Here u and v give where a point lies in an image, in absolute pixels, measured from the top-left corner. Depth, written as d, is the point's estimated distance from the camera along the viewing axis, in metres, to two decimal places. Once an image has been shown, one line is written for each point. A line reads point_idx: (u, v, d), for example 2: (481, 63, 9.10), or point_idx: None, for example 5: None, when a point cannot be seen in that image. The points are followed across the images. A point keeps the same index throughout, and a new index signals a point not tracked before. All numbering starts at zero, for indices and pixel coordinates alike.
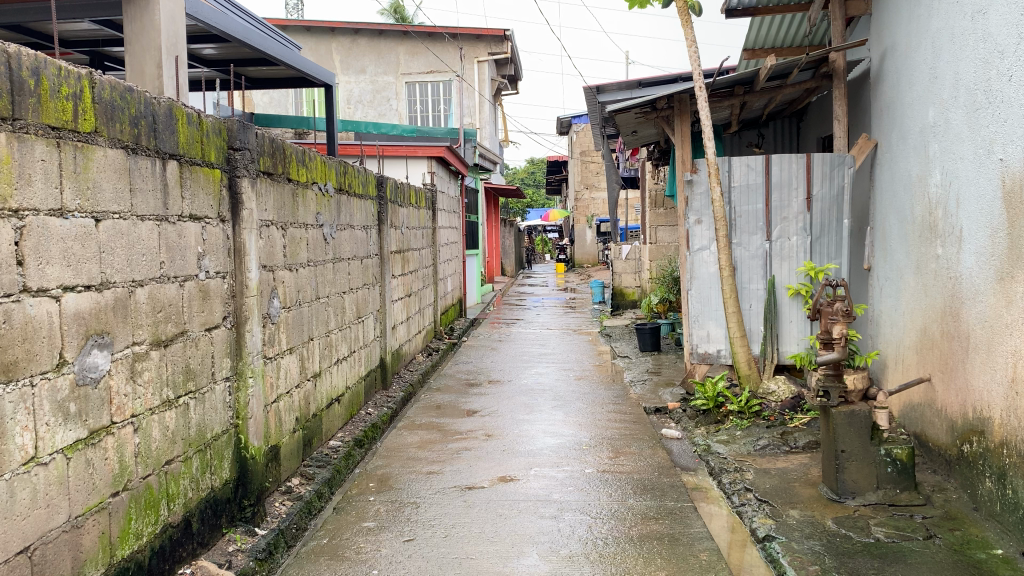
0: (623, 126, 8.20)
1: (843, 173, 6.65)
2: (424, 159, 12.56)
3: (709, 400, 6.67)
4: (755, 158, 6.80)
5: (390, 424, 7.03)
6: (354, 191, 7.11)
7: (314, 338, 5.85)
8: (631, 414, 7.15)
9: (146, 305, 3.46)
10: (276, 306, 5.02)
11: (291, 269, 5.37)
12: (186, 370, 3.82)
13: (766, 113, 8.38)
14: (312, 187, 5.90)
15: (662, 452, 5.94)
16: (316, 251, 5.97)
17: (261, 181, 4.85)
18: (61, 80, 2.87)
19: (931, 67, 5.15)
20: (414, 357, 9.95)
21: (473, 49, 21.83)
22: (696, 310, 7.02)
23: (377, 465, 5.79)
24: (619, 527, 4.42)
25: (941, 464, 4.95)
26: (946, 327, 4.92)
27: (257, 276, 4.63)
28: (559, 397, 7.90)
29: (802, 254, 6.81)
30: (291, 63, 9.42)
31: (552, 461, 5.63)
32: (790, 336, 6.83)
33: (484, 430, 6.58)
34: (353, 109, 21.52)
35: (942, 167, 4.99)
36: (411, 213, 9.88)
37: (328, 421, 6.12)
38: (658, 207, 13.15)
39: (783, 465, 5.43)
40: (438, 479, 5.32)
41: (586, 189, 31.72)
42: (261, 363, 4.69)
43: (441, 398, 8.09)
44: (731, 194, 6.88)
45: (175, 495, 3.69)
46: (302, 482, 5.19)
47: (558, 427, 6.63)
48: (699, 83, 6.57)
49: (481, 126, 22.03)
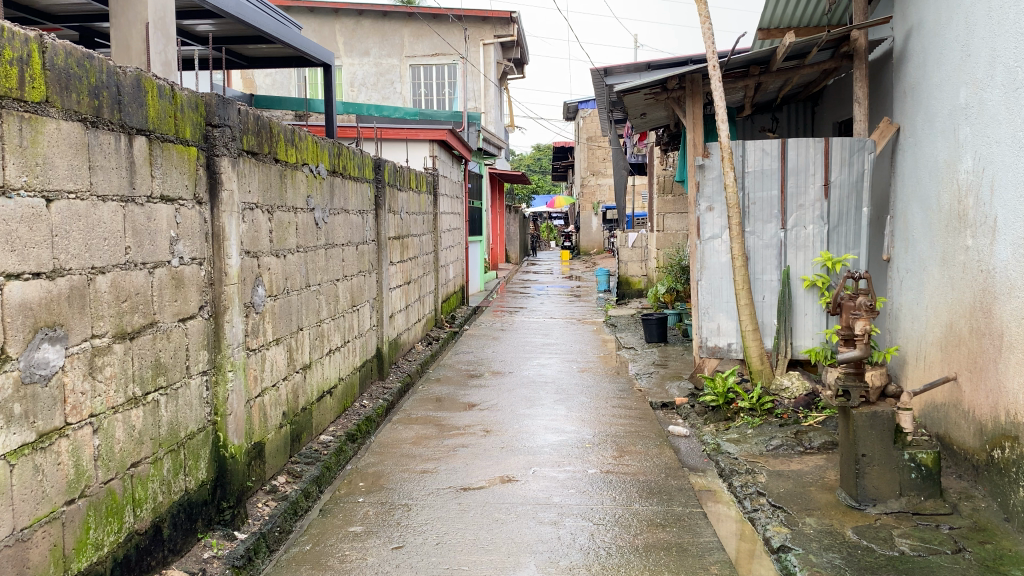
0: (632, 108, 7.84)
1: (863, 158, 6.28)
2: (426, 142, 12.21)
3: (719, 396, 6.33)
4: (771, 142, 6.46)
5: (386, 417, 6.75)
6: (350, 174, 6.81)
7: (304, 328, 5.56)
8: (637, 409, 6.85)
9: (109, 294, 3.17)
10: (261, 295, 4.72)
11: (278, 255, 5.08)
12: (155, 364, 3.53)
13: (781, 95, 8.04)
14: (303, 169, 5.59)
15: (669, 451, 5.64)
16: (306, 236, 5.66)
17: (245, 160, 4.54)
18: (5, 42, 2.56)
19: (964, 45, 4.80)
20: (414, 346, 9.66)
21: (478, 31, 21.40)
22: (706, 302, 6.69)
23: (369, 462, 5.49)
24: (624, 536, 4.12)
25: (968, 469, 4.64)
26: (975, 323, 4.61)
27: (238, 263, 4.32)
28: (562, 391, 7.59)
29: (819, 243, 6.48)
30: (289, 41, 9.11)
31: (553, 461, 5.34)
32: (804, 330, 6.49)
33: (482, 426, 6.28)
34: (357, 92, 21.23)
35: (974, 151, 4.66)
36: (411, 197, 9.56)
37: (319, 415, 5.84)
38: (666, 194, 12.83)
39: (798, 468, 5.12)
40: (432, 479, 5.02)
41: (591, 175, 31.37)
42: (242, 355, 4.39)
43: (439, 390, 7.80)
44: (744, 179, 6.55)
45: (142, 501, 3.40)
46: (289, 480, 4.92)
47: (561, 423, 6.33)
48: (713, 61, 6.22)
49: (486, 110, 21.67)
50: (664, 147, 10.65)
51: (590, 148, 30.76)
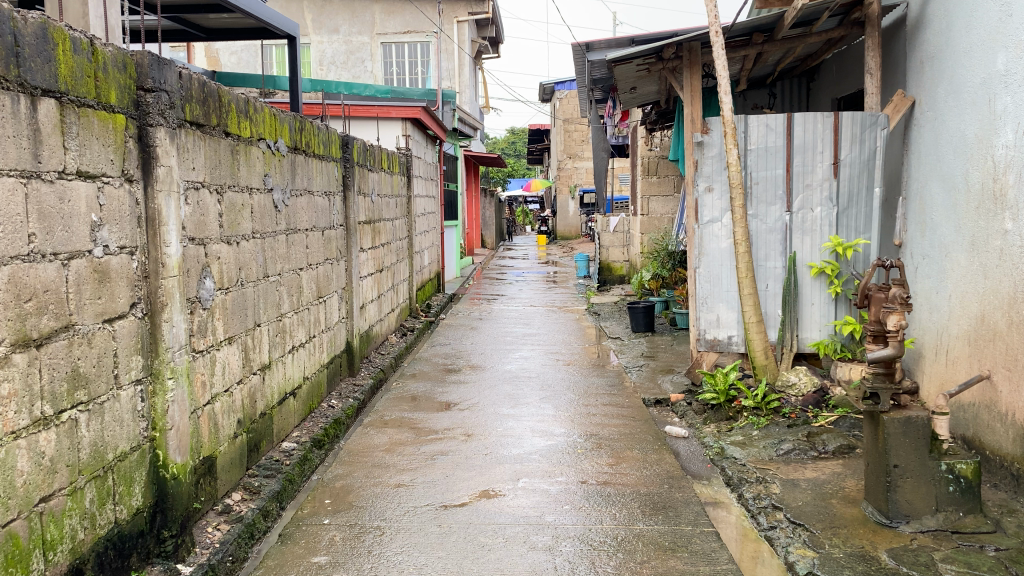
0: (621, 80, 7.29)
1: (875, 134, 5.80)
2: (399, 121, 11.54)
3: (720, 394, 5.80)
4: (775, 117, 5.93)
5: (356, 419, 6.18)
6: (314, 151, 6.19)
7: (262, 324, 4.97)
8: (629, 406, 6.34)
9: (5, 293, 2.56)
10: (209, 288, 4.12)
11: (230, 242, 4.47)
12: (72, 376, 2.92)
13: (780, 68, 7.53)
14: (258, 144, 4.97)
15: (669, 457, 5.11)
16: (264, 220, 5.05)
17: (188, 132, 3.92)
18: None
19: (1003, 4, 4.30)
20: (387, 338, 9.07)
21: (452, 8, 20.64)
22: (705, 291, 6.16)
23: (337, 474, 4.90)
24: (629, 564, 3.59)
25: (1006, 479, 4.17)
26: (1015, 316, 4.13)
27: (178, 252, 3.70)
28: (547, 387, 7.05)
29: (827, 227, 5.97)
30: (253, 11, 8.32)
31: (542, 470, 4.79)
32: (811, 321, 5.99)
33: (462, 428, 5.72)
34: (327, 70, 20.49)
35: (1015, 123, 4.17)
36: (383, 178, 8.93)
37: (281, 420, 5.25)
38: (650, 175, 12.31)
39: (813, 476, 4.63)
40: (407, 495, 4.45)
41: (568, 158, 30.52)
42: (186, 359, 3.78)
43: (415, 388, 7.21)
44: (747, 157, 6.00)
45: (56, 543, 2.80)
46: (245, 497, 4.36)
47: (548, 425, 5.78)
48: (715, 26, 5.65)
49: (461, 90, 21.00)
50: (651, 125, 10.09)
51: (566, 130, 30.11)
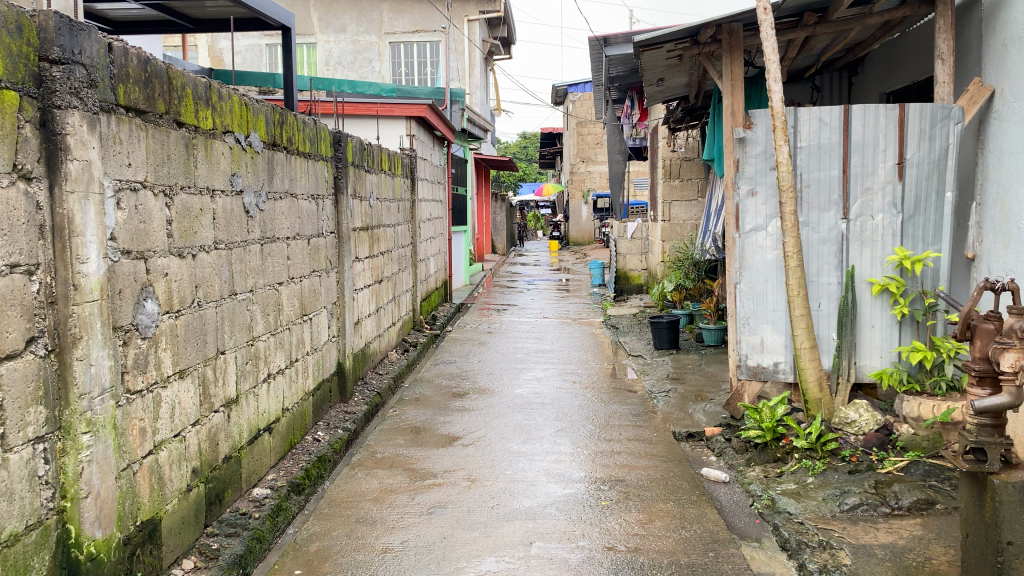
0: (649, 70, 6.49)
1: (947, 129, 4.97)
2: (402, 119, 10.77)
3: (766, 431, 4.98)
4: (830, 109, 5.12)
5: (344, 454, 5.39)
6: (298, 148, 5.41)
7: (227, 350, 4.17)
8: (658, 442, 5.52)
9: None
10: (150, 313, 3.35)
11: (183, 255, 3.69)
12: None
13: (824, 58, 6.72)
14: (225, 138, 4.19)
15: (712, 512, 4.29)
16: (230, 228, 4.26)
17: (123, 120, 3.15)
18: None
19: None
20: (387, 355, 8.28)
21: (462, 7, 19.86)
22: (747, 311, 5.35)
23: (314, 533, 4.11)
24: None
25: None
26: None
27: (101, 270, 2.92)
28: (563, 416, 6.23)
29: (890, 238, 5.14)
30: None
31: (560, 531, 3.99)
32: (871, 347, 5.18)
33: (465, 472, 4.91)
34: (333, 71, 19.81)
35: None
36: (382, 180, 8.14)
37: (252, 462, 4.45)
38: (672, 178, 11.52)
39: (889, 541, 3.80)
40: (394, 565, 3.64)
41: (581, 162, 29.67)
42: (112, 407, 2.99)
43: (414, 416, 6.41)
44: (797, 156, 5.19)
45: None
46: (199, 564, 3.57)
47: (565, 468, 4.97)
48: (762, 3, 4.83)
49: (472, 91, 20.21)
50: (676, 124, 9.26)
51: (580, 133, 29.28)
